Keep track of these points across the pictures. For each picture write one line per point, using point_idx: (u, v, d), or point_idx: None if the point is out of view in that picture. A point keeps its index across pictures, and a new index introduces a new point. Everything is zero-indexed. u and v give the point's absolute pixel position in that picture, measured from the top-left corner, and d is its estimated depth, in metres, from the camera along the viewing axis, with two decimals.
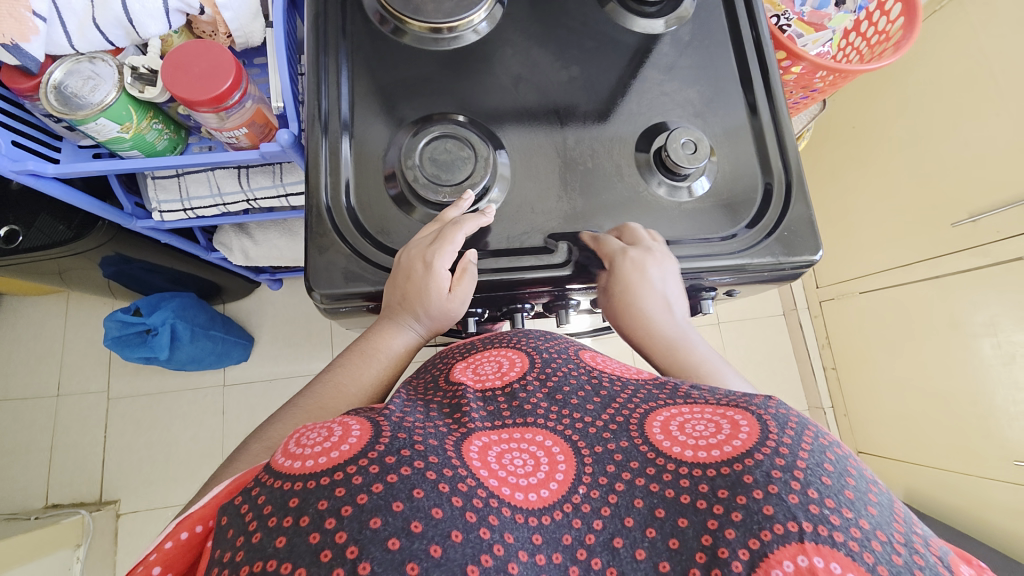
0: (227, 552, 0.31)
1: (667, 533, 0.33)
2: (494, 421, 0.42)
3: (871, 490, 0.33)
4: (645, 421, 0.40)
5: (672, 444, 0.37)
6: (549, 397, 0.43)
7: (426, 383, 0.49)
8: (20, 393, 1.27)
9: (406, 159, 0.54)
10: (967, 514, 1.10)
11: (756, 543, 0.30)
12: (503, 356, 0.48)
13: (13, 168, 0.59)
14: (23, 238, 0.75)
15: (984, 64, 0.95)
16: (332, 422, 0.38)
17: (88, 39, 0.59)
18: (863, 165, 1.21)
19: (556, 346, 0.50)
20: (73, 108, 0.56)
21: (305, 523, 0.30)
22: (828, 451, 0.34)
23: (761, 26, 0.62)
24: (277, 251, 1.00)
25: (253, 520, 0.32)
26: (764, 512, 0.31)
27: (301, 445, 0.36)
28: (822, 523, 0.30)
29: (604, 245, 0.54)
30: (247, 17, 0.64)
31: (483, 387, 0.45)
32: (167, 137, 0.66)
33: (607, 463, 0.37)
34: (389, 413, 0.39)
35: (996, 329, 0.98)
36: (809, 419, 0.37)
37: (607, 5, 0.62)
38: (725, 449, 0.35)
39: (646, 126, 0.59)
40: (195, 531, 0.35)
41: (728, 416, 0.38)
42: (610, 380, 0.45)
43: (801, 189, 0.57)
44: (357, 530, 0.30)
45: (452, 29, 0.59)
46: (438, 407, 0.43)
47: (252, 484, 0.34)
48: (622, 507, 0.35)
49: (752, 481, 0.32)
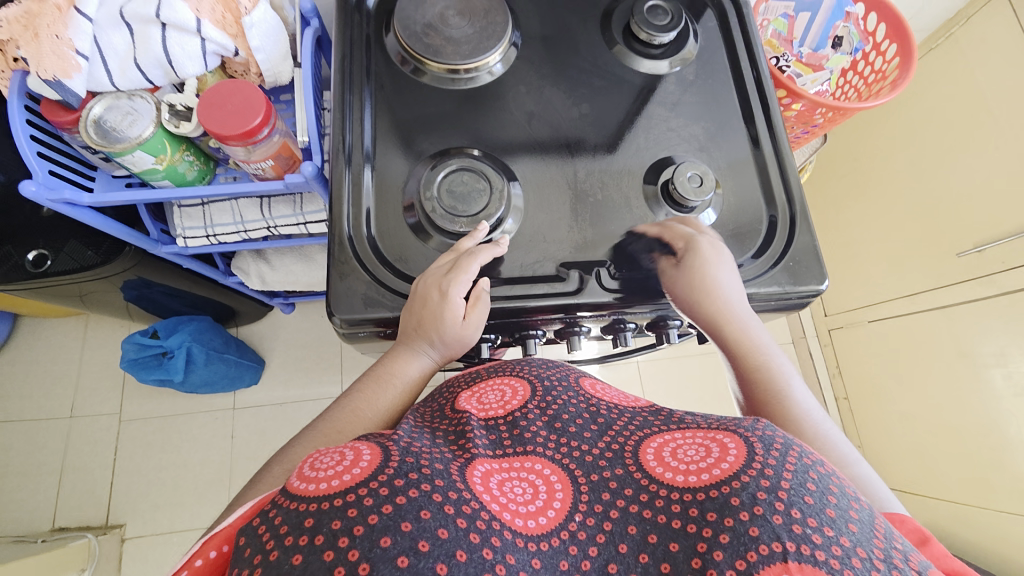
0: (244, 570, 0.31)
1: (659, 557, 0.34)
2: (496, 450, 0.42)
3: (852, 508, 0.33)
4: (639, 448, 0.41)
5: (664, 470, 0.38)
6: (549, 425, 0.44)
7: (433, 412, 0.49)
8: (33, 414, 1.29)
9: (425, 190, 0.56)
10: (987, 550, 1.06)
11: (742, 564, 0.31)
12: (507, 384, 0.49)
13: (49, 196, 0.62)
14: (51, 262, 0.79)
15: (983, 99, 0.98)
16: (344, 447, 0.39)
17: (129, 78, 0.63)
18: (867, 196, 1.23)
19: (557, 373, 0.50)
20: (111, 141, 0.60)
21: (320, 542, 0.31)
22: (811, 470, 0.34)
23: (761, 66, 0.65)
24: (293, 276, 1.03)
25: (270, 539, 0.32)
26: (750, 533, 0.31)
27: (315, 469, 0.37)
28: (804, 542, 0.30)
29: (672, 230, 0.56)
30: (278, 58, 0.68)
31: (487, 415, 0.46)
32: (197, 168, 0.69)
33: (602, 490, 0.38)
34: (398, 439, 0.40)
35: (1006, 359, 0.97)
36: (794, 439, 0.37)
37: (615, 47, 0.65)
38: (714, 472, 0.36)
39: (653, 160, 0.61)
40: (222, 551, 0.36)
41: (717, 439, 0.38)
42: (607, 408, 0.46)
43: (805, 221, 0.59)
44: (368, 549, 0.30)
45: (468, 70, 0.62)
46: (443, 434, 0.44)
47: (269, 506, 0.35)
48: (616, 534, 0.36)
49: (739, 503, 0.33)
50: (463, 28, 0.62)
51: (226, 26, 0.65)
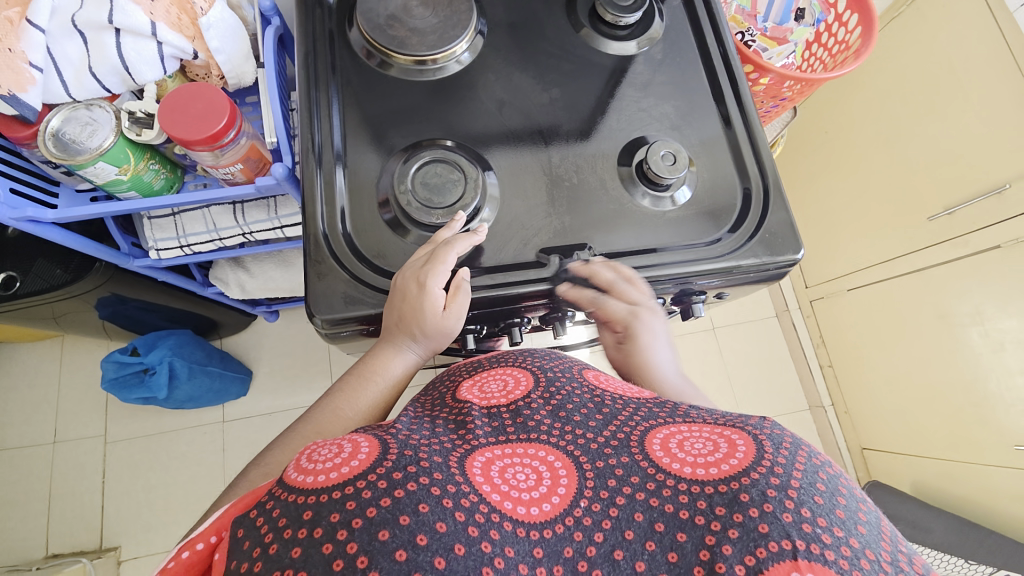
0: (243, 562, 0.32)
1: (667, 546, 0.34)
2: (499, 436, 0.43)
3: (861, 509, 0.34)
4: (645, 438, 0.41)
5: (671, 461, 0.38)
6: (553, 414, 0.44)
7: (434, 400, 0.51)
8: (14, 442, 1.25)
9: (399, 185, 0.56)
10: (974, 502, 1.10)
11: (751, 560, 0.31)
12: (509, 375, 0.50)
13: (12, 215, 0.60)
14: (20, 284, 0.77)
15: (950, 65, 1.00)
16: (342, 440, 0.40)
17: (86, 88, 0.61)
18: (840, 168, 1.25)
19: (560, 365, 0.51)
20: (72, 153, 0.58)
21: (319, 535, 0.32)
22: (821, 470, 0.35)
23: (728, 41, 0.66)
24: (273, 283, 1.02)
25: (269, 532, 0.33)
26: (759, 530, 0.32)
27: (313, 461, 0.37)
28: (814, 542, 0.31)
29: (607, 309, 0.57)
30: (239, 59, 0.67)
31: (489, 404, 0.47)
32: (164, 176, 0.68)
33: (608, 477, 0.38)
34: (397, 431, 0.41)
35: (982, 317, 1.00)
36: (803, 439, 0.38)
37: (581, 30, 0.65)
38: (723, 467, 0.36)
39: (626, 141, 0.61)
40: (209, 543, 0.36)
41: (725, 435, 0.39)
42: (612, 399, 0.46)
43: (778, 194, 0.60)
44: (368, 541, 0.31)
45: (436, 60, 0.61)
46: (444, 422, 0.44)
47: (265, 497, 0.35)
48: (622, 520, 0.35)
49: (749, 499, 0.33)
50: (427, 19, 0.61)
51: (183, 28, 0.62)
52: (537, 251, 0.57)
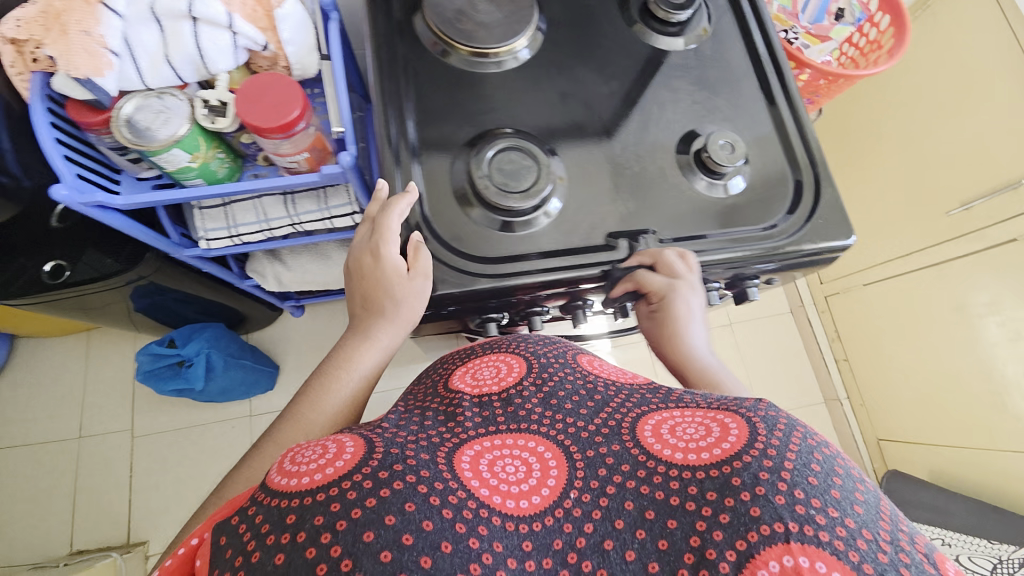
0: (225, 571, 0.32)
1: (656, 534, 0.34)
2: (488, 426, 0.44)
3: (858, 489, 0.34)
4: (637, 425, 0.42)
5: (663, 447, 0.39)
6: (544, 401, 0.45)
7: (427, 390, 0.51)
8: (39, 437, 1.25)
9: (475, 168, 0.58)
10: (993, 489, 1.14)
11: (743, 545, 0.32)
12: (502, 362, 0.50)
13: (81, 200, 0.60)
14: (71, 273, 0.76)
15: (971, 64, 1.04)
16: (326, 441, 0.40)
17: (161, 77, 0.62)
18: (858, 166, 1.29)
19: (554, 350, 0.52)
20: (146, 140, 0.59)
21: (302, 539, 0.32)
22: (815, 451, 0.35)
23: (773, 39, 0.69)
24: (310, 276, 1.03)
25: (252, 540, 0.33)
26: (751, 514, 0.32)
27: (297, 463, 0.38)
28: (808, 523, 0.31)
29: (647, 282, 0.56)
30: (306, 51, 0.68)
31: (480, 393, 0.47)
32: (228, 165, 0.69)
33: (598, 466, 0.39)
34: (383, 432, 0.41)
35: (999, 307, 1.03)
36: (798, 420, 0.38)
37: (634, 26, 0.68)
38: (715, 452, 0.37)
39: (682, 132, 0.64)
40: (194, 543, 0.36)
41: (718, 419, 0.39)
42: (604, 385, 0.47)
43: (829, 182, 0.63)
44: (352, 543, 0.31)
45: (498, 53, 0.64)
46: (434, 414, 0.45)
47: (248, 503, 0.36)
48: (613, 509, 0.36)
49: (740, 483, 0.34)
50: (493, 14, 0.64)
51: (257, 19, 0.65)
52: (609, 235, 0.59)
